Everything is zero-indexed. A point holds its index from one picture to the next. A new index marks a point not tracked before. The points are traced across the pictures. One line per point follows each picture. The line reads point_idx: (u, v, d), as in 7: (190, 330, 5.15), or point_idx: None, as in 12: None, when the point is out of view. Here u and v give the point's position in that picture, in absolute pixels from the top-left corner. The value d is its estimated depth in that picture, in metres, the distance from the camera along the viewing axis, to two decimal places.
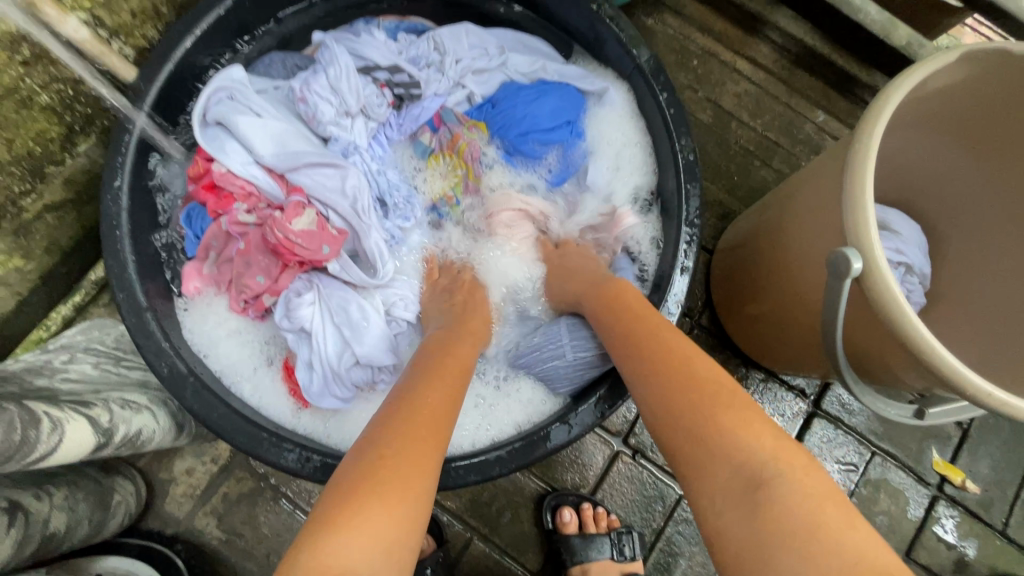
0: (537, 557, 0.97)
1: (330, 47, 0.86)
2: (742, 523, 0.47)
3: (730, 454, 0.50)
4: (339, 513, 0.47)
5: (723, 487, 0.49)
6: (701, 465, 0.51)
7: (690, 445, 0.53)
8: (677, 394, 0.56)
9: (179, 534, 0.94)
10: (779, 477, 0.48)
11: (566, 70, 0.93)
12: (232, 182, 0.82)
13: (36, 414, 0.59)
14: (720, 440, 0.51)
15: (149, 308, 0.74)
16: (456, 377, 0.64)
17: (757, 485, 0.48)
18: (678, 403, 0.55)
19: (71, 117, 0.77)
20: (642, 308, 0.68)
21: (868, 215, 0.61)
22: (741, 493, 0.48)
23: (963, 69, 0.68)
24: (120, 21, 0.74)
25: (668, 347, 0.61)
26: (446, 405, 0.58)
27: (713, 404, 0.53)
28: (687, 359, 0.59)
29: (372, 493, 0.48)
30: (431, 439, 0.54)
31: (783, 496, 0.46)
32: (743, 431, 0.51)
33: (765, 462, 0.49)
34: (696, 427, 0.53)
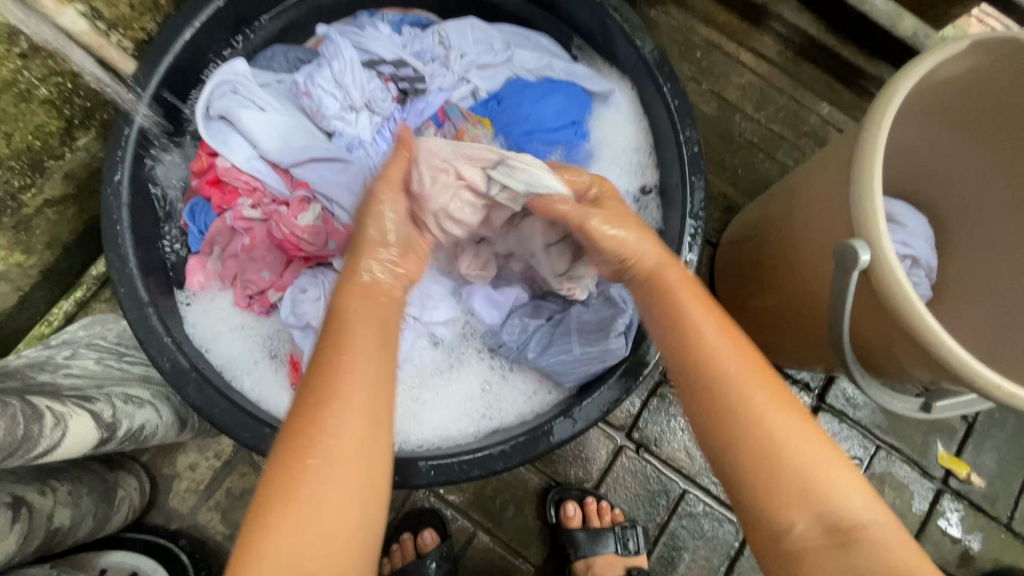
0: (541, 552, 0.97)
1: (334, 40, 0.85)
2: (819, 550, 0.47)
3: (823, 498, 0.48)
4: (266, 519, 0.45)
5: (808, 530, 0.48)
6: (790, 505, 0.49)
7: (770, 481, 0.50)
8: (744, 426, 0.51)
9: (182, 529, 0.94)
10: (873, 525, 0.47)
11: (574, 69, 0.91)
12: (237, 177, 0.81)
13: (39, 409, 0.59)
14: (815, 485, 0.49)
15: (151, 303, 0.73)
16: (381, 330, 0.57)
17: (847, 531, 0.47)
18: (759, 435, 0.51)
19: (70, 111, 0.77)
20: (695, 309, 0.59)
21: (877, 207, 0.60)
22: (829, 537, 0.47)
23: (971, 59, 0.68)
24: (119, 13, 0.73)
25: (731, 363, 0.54)
26: (372, 372, 0.52)
27: (779, 435, 0.50)
28: (746, 379, 0.53)
29: (294, 499, 0.46)
30: (359, 420, 0.50)
31: (879, 542, 0.46)
32: (818, 466, 0.49)
33: (863, 511, 0.48)
34: (779, 464, 0.50)
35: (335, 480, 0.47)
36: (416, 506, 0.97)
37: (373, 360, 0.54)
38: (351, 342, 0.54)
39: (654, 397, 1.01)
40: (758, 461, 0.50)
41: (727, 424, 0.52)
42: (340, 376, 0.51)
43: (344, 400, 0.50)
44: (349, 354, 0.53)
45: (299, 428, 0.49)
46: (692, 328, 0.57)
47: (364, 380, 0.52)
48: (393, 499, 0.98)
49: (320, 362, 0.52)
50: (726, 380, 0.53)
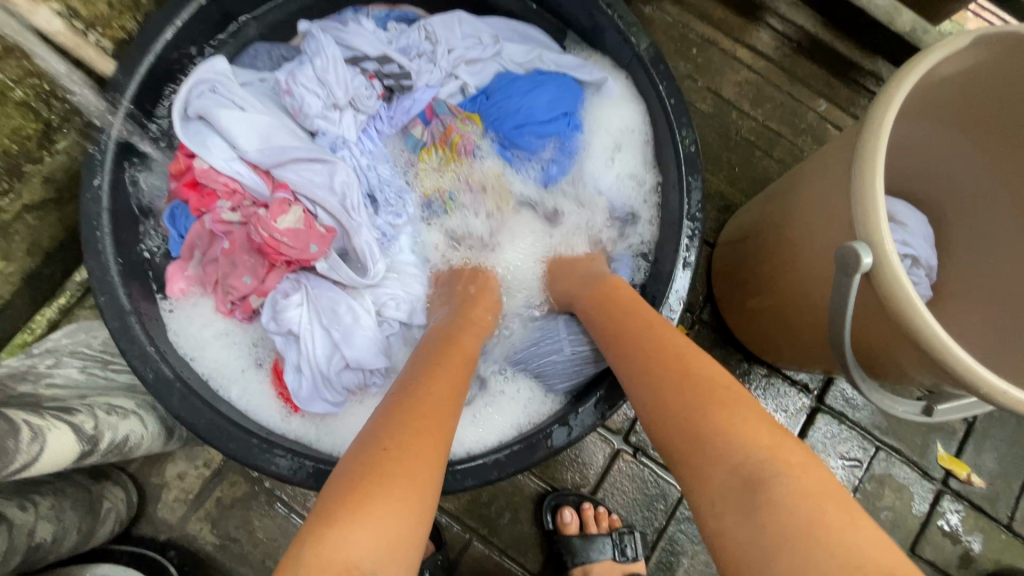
0: (538, 558, 0.96)
1: (317, 36, 0.83)
2: (736, 511, 0.45)
3: (730, 447, 0.48)
4: (355, 500, 0.44)
5: (725, 485, 0.46)
6: (698, 455, 0.49)
7: (685, 428, 0.51)
8: (674, 383, 0.54)
9: (171, 540, 0.92)
10: (784, 477, 0.45)
11: (563, 60, 0.90)
12: (215, 179, 0.79)
13: (15, 423, 0.57)
14: (718, 433, 0.49)
15: (134, 311, 0.71)
16: (461, 372, 0.62)
17: (757, 487, 0.45)
18: (674, 387, 0.54)
19: (48, 113, 0.74)
20: (628, 299, 0.69)
21: (879, 208, 0.58)
22: (742, 496, 0.45)
23: (975, 54, 0.66)
24: (96, 12, 0.71)
25: (668, 343, 0.59)
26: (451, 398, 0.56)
27: (710, 389, 0.52)
28: (674, 340, 0.59)
29: (386, 482, 0.46)
30: (437, 428, 0.52)
31: (783, 501, 0.43)
32: (736, 422, 0.49)
33: (771, 463, 0.46)
34: (687, 414, 0.52)
35: (418, 480, 0.47)
36: None
37: (455, 393, 0.58)
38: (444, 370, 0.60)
39: None
40: (678, 405, 0.53)
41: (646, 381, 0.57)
42: (433, 390, 0.56)
43: (440, 412, 0.53)
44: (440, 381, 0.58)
45: (390, 426, 0.50)
46: (641, 316, 0.65)
47: (443, 406, 0.54)
48: None
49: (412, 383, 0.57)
50: (665, 344, 0.59)
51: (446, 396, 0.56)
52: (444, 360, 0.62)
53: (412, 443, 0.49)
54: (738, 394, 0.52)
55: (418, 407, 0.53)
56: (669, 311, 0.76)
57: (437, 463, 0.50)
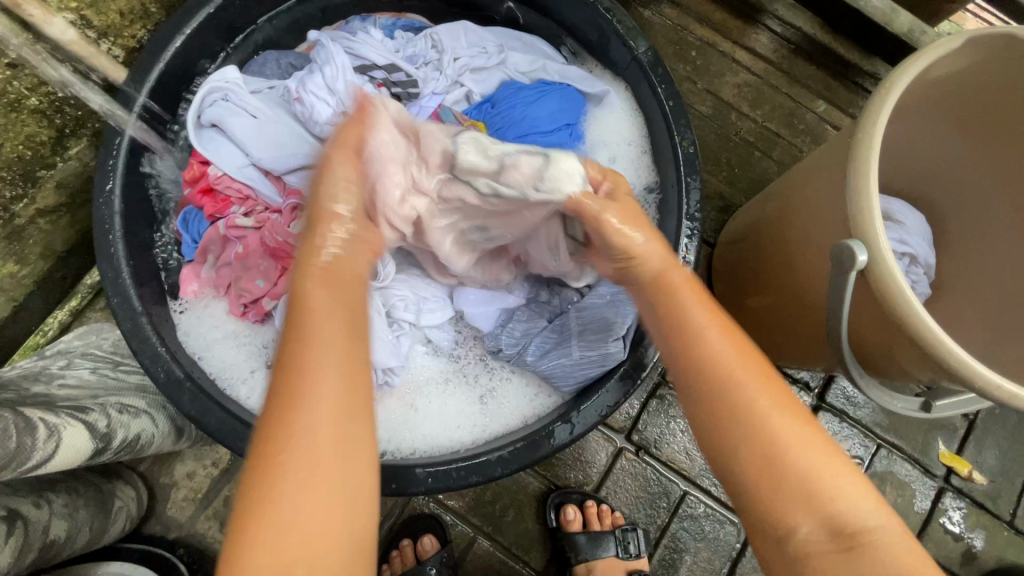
0: (542, 556, 0.97)
1: (326, 45, 0.85)
2: (825, 556, 0.46)
3: (824, 496, 0.47)
4: (255, 515, 0.44)
5: (814, 535, 0.46)
6: (790, 508, 0.47)
7: (775, 478, 0.48)
8: (759, 428, 0.49)
9: (181, 538, 0.94)
10: (876, 528, 0.46)
11: (567, 71, 0.91)
12: (229, 185, 0.82)
13: (32, 421, 0.58)
14: (813, 484, 0.47)
15: (145, 312, 0.73)
16: (341, 328, 0.52)
17: (852, 536, 0.46)
18: (756, 433, 0.49)
19: (61, 120, 0.76)
20: (689, 296, 0.59)
21: (874, 206, 0.59)
22: (832, 542, 0.46)
23: (967, 56, 0.67)
24: (109, 21, 0.73)
25: (740, 360, 0.53)
26: (340, 378, 0.49)
27: (787, 435, 0.49)
28: (743, 371, 0.52)
29: (282, 491, 0.44)
30: (332, 428, 0.47)
31: (885, 551, 0.45)
32: (831, 474, 0.48)
33: (867, 513, 0.46)
34: (781, 462, 0.48)
35: (314, 473, 0.45)
36: (415, 511, 0.97)
37: (332, 349, 0.50)
38: (317, 336, 0.50)
39: (654, 398, 1.00)
40: (773, 456, 0.48)
41: (719, 421, 0.51)
42: (308, 376, 0.48)
43: (314, 386, 0.48)
44: (313, 356, 0.49)
45: (270, 423, 0.47)
46: (687, 317, 0.57)
47: (328, 396, 0.48)
48: (392, 505, 0.97)
49: (281, 367, 0.49)
50: (721, 374, 0.52)
51: (333, 379, 0.48)
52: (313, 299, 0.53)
53: (288, 441, 0.45)
54: (816, 429, 0.50)
55: (296, 395, 0.47)
56: None
57: (338, 441, 0.47)
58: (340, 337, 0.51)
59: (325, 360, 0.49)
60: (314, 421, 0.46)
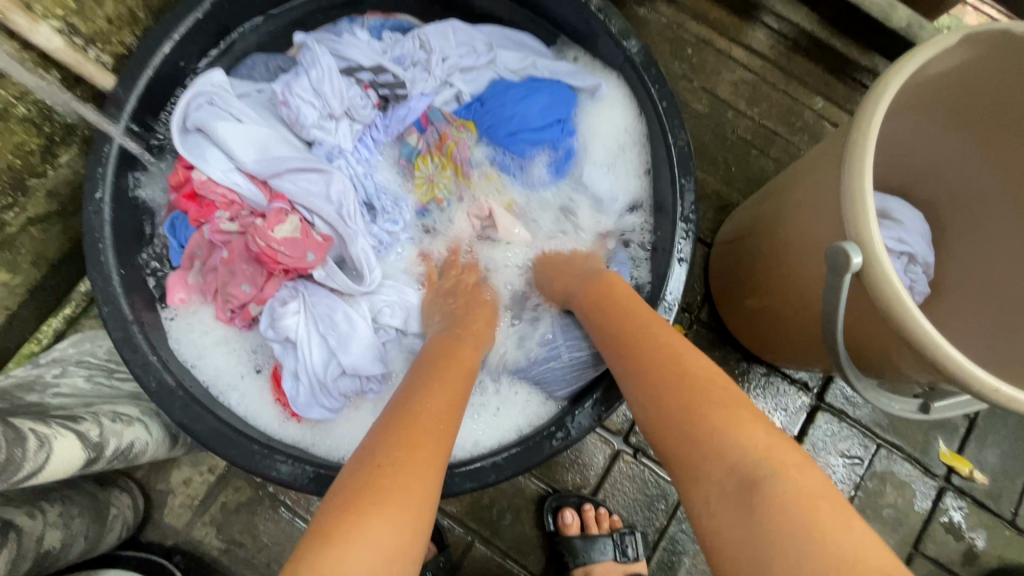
0: (539, 559, 0.96)
1: (312, 48, 0.84)
2: (731, 510, 0.47)
3: (717, 452, 0.50)
4: (356, 511, 0.46)
5: (719, 496, 0.48)
6: (699, 464, 0.50)
7: (688, 435, 0.52)
8: (663, 396, 0.56)
9: (178, 545, 0.94)
10: (773, 475, 0.47)
11: (556, 67, 0.91)
12: (213, 190, 0.80)
13: (22, 432, 0.58)
14: (705, 439, 0.51)
15: (136, 320, 0.73)
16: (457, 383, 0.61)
17: (747, 486, 0.47)
18: (668, 406, 0.55)
19: (50, 129, 0.76)
20: (624, 305, 0.68)
21: (868, 208, 0.59)
22: (739, 496, 0.47)
23: (964, 53, 0.66)
24: (96, 28, 0.72)
25: (670, 345, 0.60)
26: (449, 418, 0.56)
27: (701, 399, 0.54)
28: (669, 355, 0.59)
29: (383, 500, 0.47)
30: (436, 458, 0.52)
31: (776, 501, 0.45)
32: (737, 428, 0.51)
33: (762, 463, 0.48)
34: (680, 429, 0.53)
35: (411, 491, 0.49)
36: None
37: (451, 400, 0.59)
38: (446, 385, 0.60)
39: None
40: (672, 427, 0.54)
41: (644, 395, 0.58)
42: (434, 409, 0.56)
43: (435, 431, 0.54)
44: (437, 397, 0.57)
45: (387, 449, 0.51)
46: (620, 313, 0.67)
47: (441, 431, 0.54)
48: None
49: (411, 400, 0.57)
50: (640, 355, 0.61)
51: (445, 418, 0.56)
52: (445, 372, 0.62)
53: (409, 463, 0.50)
54: (733, 396, 0.53)
55: (416, 421, 0.54)
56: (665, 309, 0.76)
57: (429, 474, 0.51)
58: (452, 408, 0.58)
59: (445, 402, 0.57)
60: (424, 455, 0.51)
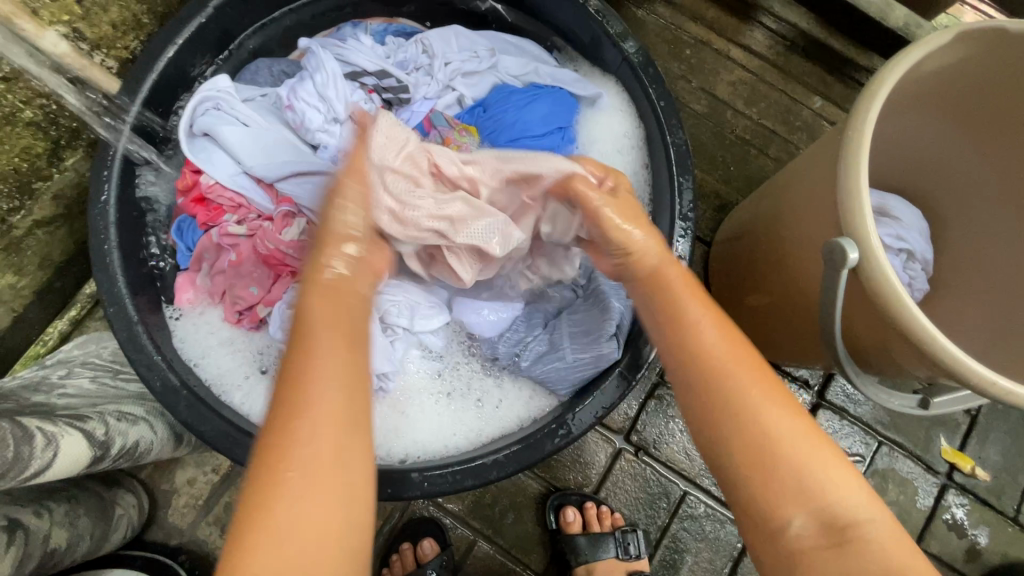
0: (542, 558, 0.97)
1: (316, 52, 0.85)
2: (817, 549, 0.48)
3: (818, 494, 0.48)
4: (257, 520, 0.44)
5: (805, 531, 0.48)
6: (785, 502, 0.49)
7: (776, 476, 0.49)
8: (756, 428, 0.51)
9: (182, 545, 0.94)
10: (867, 521, 0.48)
11: (559, 74, 0.92)
12: (221, 195, 0.82)
13: (29, 431, 0.58)
14: (806, 474, 0.49)
15: (140, 321, 0.73)
16: (345, 334, 0.54)
17: (843, 529, 0.48)
18: (770, 435, 0.50)
19: (56, 132, 0.77)
20: (700, 307, 0.59)
21: (864, 204, 0.59)
22: (826, 537, 0.48)
23: (958, 50, 0.67)
24: (101, 33, 0.74)
25: (751, 364, 0.54)
26: (337, 380, 0.50)
27: (786, 434, 0.50)
28: (747, 375, 0.53)
29: (281, 501, 0.45)
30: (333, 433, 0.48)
31: (871, 547, 0.46)
32: (822, 465, 0.49)
33: (859, 507, 0.48)
34: (782, 465, 0.49)
35: (314, 477, 0.46)
36: (415, 515, 0.97)
37: (335, 358, 0.52)
38: (315, 347, 0.52)
39: (652, 399, 1.00)
40: (767, 462, 0.50)
41: (728, 416, 0.52)
42: (307, 383, 0.49)
43: (316, 418, 0.48)
44: (308, 367, 0.50)
45: (270, 436, 0.47)
46: (689, 321, 0.58)
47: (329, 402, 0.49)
48: (391, 509, 0.98)
49: (279, 380, 0.50)
50: (723, 371, 0.54)
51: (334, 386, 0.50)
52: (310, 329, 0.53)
53: (296, 454, 0.46)
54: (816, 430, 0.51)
55: (290, 409, 0.48)
56: None
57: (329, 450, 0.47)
58: (343, 376, 0.51)
59: (324, 368, 0.50)
60: (309, 451, 0.46)
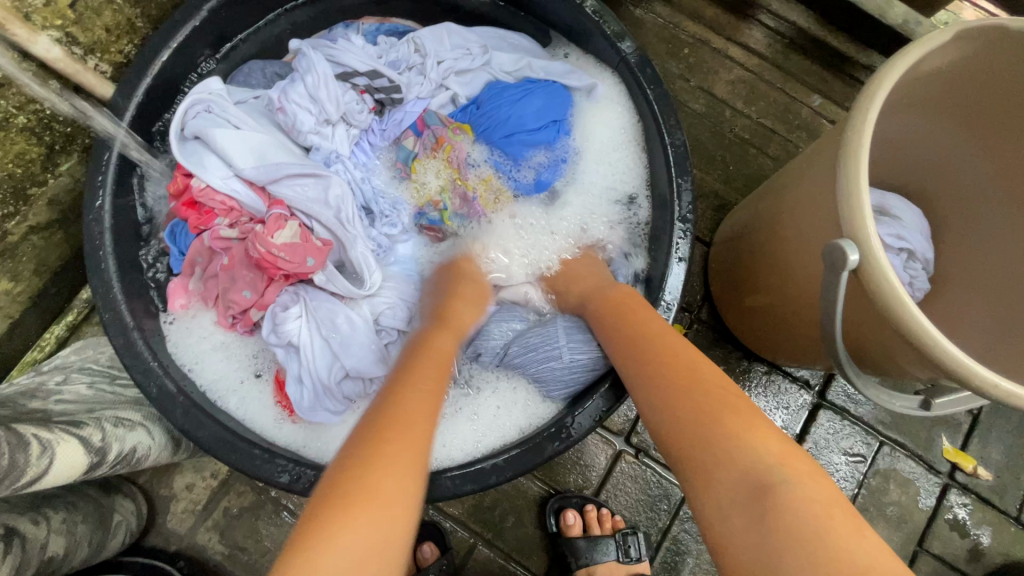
0: (542, 561, 0.96)
1: (307, 53, 0.84)
2: (738, 517, 0.46)
3: (728, 453, 0.50)
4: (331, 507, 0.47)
5: (729, 496, 0.48)
6: (707, 469, 0.50)
7: (684, 440, 0.53)
8: (688, 393, 0.56)
9: (181, 551, 0.94)
10: (791, 483, 0.46)
11: (552, 67, 0.91)
12: (212, 198, 0.81)
13: (24, 437, 0.58)
14: (721, 441, 0.51)
15: (136, 327, 0.73)
16: (435, 373, 0.63)
17: (763, 489, 0.46)
18: (680, 409, 0.55)
19: (50, 137, 0.76)
20: (632, 316, 0.69)
21: (864, 204, 0.59)
22: (746, 499, 0.47)
23: (957, 48, 0.66)
24: (94, 37, 0.73)
25: (669, 352, 0.61)
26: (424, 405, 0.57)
27: (703, 404, 0.54)
28: (672, 362, 0.60)
29: (354, 492, 0.48)
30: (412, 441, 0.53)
31: (788, 507, 0.44)
32: (728, 426, 0.51)
33: (771, 467, 0.47)
34: (687, 429, 0.53)
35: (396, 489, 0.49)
36: None
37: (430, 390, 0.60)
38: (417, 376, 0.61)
39: None
40: (689, 426, 0.53)
41: (666, 389, 0.57)
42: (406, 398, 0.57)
43: (404, 423, 0.54)
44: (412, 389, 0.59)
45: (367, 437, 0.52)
46: (626, 328, 0.68)
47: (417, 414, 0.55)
48: None
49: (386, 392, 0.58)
50: (672, 355, 0.61)
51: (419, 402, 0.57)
52: (422, 376, 0.61)
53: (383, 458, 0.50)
54: (742, 403, 0.53)
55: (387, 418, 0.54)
56: (664, 310, 0.76)
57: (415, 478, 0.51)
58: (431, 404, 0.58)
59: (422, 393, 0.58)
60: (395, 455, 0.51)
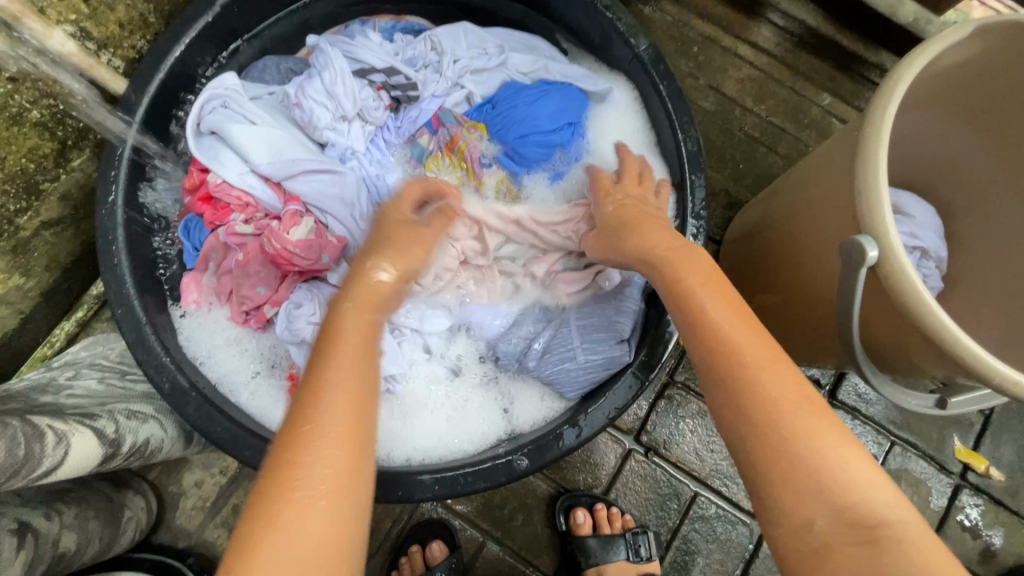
0: (552, 560, 0.96)
1: (325, 50, 0.84)
2: (840, 549, 0.43)
3: (841, 488, 0.44)
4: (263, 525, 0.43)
5: (829, 528, 0.43)
6: (800, 499, 0.44)
7: (789, 462, 0.45)
8: (765, 398, 0.47)
9: (190, 547, 0.94)
10: (896, 520, 0.43)
11: (570, 70, 0.91)
12: (229, 193, 0.81)
13: (39, 428, 0.58)
14: (825, 472, 0.44)
15: (149, 322, 0.73)
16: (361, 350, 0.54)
17: (871, 528, 0.43)
18: (775, 422, 0.46)
19: (63, 133, 0.76)
20: (696, 273, 0.56)
21: (884, 202, 0.58)
22: (853, 536, 0.43)
23: (977, 45, 0.66)
24: (108, 32, 0.73)
25: (765, 357, 0.49)
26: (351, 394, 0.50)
27: (793, 424, 0.46)
28: (766, 362, 0.49)
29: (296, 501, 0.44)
30: (341, 443, 0.47)
31: (896, 549, 0.41)
32: (838, 455, 0.45)
33: (886, 506, 0.43)
34: (801, 456, 0.45)
35: (328, 502, 0.44)
36: (424, 517, 0.96)
37: (353, 372, 0.51)
38: (336, 357, 0.52)
39: (662, 399, 0.99)
40: (795, 457, 0.45)
41: (726, 397, 0.49)
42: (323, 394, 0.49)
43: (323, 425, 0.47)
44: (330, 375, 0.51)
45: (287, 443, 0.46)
46: (688, 290, 0.55)
47: (339, 410, 0.48)
48: (400, 511, 0.97)
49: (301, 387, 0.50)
50: (735, 350, 0.50)
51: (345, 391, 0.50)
52: (349, 345, 0.54)
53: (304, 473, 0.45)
54: (847, 436, 0.46)
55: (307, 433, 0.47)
56: None
57: (348, 475, 0.46)
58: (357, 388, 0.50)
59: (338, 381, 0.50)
60: (319, 465, 0.45)
